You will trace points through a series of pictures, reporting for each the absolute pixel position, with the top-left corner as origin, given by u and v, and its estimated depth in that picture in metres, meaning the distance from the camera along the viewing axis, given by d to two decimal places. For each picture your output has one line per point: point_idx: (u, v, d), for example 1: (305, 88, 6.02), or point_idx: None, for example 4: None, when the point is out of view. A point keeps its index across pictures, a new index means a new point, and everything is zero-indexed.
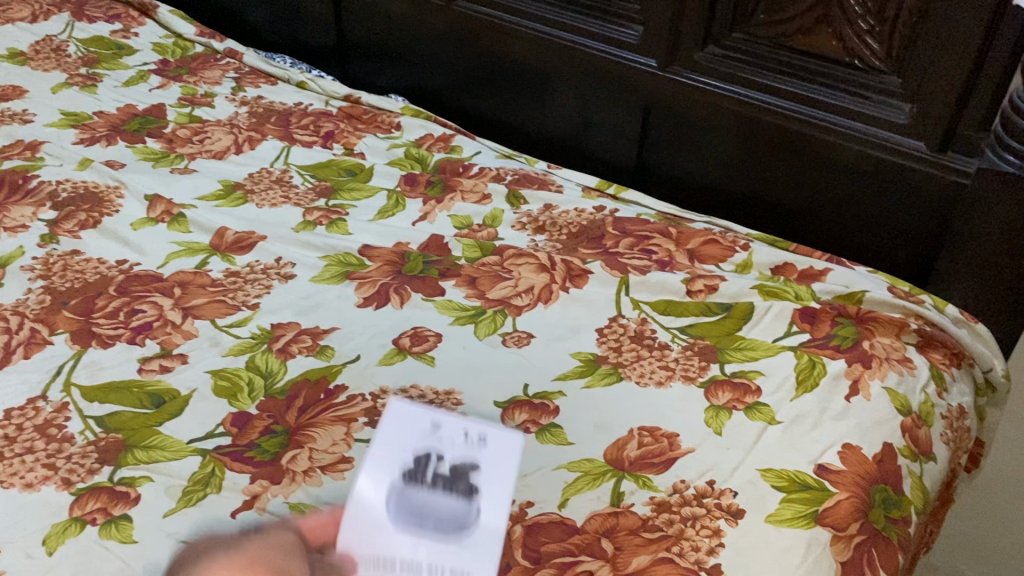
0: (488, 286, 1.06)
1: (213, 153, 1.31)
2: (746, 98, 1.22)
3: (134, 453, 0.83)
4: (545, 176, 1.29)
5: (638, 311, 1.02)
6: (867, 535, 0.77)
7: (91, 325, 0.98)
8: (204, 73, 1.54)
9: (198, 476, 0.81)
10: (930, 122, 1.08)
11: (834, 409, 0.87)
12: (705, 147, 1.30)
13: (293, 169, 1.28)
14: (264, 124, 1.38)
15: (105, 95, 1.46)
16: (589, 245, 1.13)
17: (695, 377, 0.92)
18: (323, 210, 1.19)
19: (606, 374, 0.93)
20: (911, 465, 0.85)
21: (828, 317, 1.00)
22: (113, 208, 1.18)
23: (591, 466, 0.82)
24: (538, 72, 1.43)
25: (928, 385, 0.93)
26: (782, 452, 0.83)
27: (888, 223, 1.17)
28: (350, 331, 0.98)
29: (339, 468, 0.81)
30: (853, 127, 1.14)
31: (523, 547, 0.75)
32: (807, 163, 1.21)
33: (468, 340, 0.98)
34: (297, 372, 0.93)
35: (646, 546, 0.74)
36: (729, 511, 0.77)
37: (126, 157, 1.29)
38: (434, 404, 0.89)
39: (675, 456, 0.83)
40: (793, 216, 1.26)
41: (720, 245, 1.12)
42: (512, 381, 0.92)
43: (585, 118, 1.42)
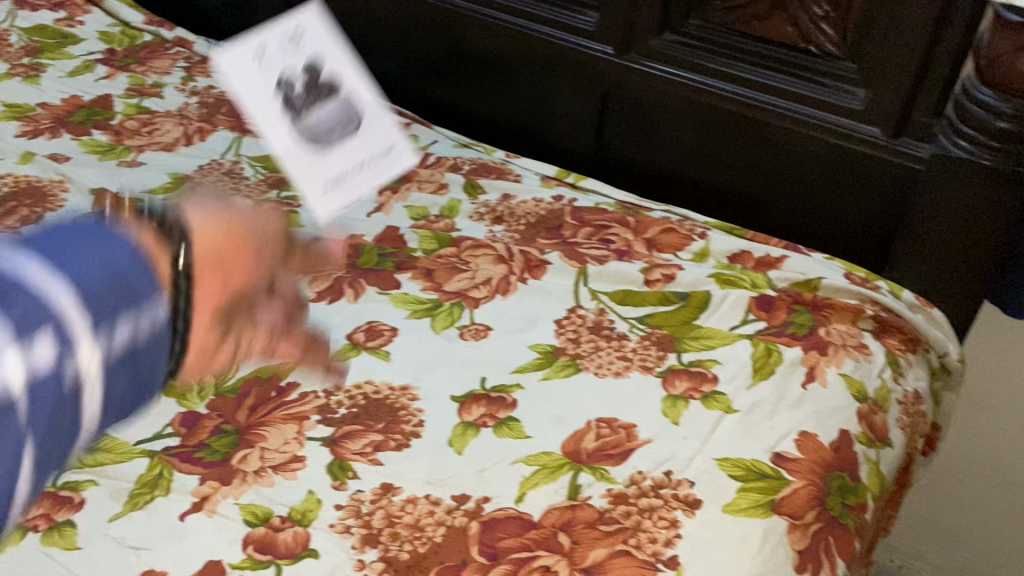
0: (444, 278, 1.04)
1: (162, 145, 1.28)
2: (703, 86, 1.21)
3: (78, 456, 0.81)
4: (503, 165, 1.27)
5: (596, 301, 1.01)
6: (824, 523, 0.77)
7: None
8: (153, 62, 1.50)
9: (145, 478, 0.79)
10: (885, 108, 1.08)
11: (791, 397, 0.87)
12: (662, 135, 1.30)
13: (244, 161, 1.25)
14: (215, 115, 1.35)
15: (49, 86, 1.42)
16: (547, 235, 1.12)
17: (653, 367, 0.92)
18: (275, 202, 1.16)
19: (564, 366, 0.92)
20: (867, 451, 0.85)
21: (784, 304, 0.99)
22: (58, 203, 1.14)
23: (549, 460, 0.81)
24: (496, 60, 1.41)
25: (884, 370, 0.94)
26: (740, 441, 0.82)
27: (844, 209, 1.17)
28: (303, 326, 0.97)
29: (291, 467, 0.80)
30: (809, 113, 1.14)
31: (480, 543, 0.74)
32: (764, 150, 1.20)
33: (423, 334, 0.96)
34: (248, 370, 0.91)
35: (602, 540, 0.74)
36: (686, 502, 0.77)
37: (71, 150, 1.26)
38: (389, 400, 0.88)
39: (632, 447, 0.82)
40: (749, 204, 1.26)
41: (678, 234, 1.12)
42: (469, 375, 0.91)
43: (542, 106, 1.40)
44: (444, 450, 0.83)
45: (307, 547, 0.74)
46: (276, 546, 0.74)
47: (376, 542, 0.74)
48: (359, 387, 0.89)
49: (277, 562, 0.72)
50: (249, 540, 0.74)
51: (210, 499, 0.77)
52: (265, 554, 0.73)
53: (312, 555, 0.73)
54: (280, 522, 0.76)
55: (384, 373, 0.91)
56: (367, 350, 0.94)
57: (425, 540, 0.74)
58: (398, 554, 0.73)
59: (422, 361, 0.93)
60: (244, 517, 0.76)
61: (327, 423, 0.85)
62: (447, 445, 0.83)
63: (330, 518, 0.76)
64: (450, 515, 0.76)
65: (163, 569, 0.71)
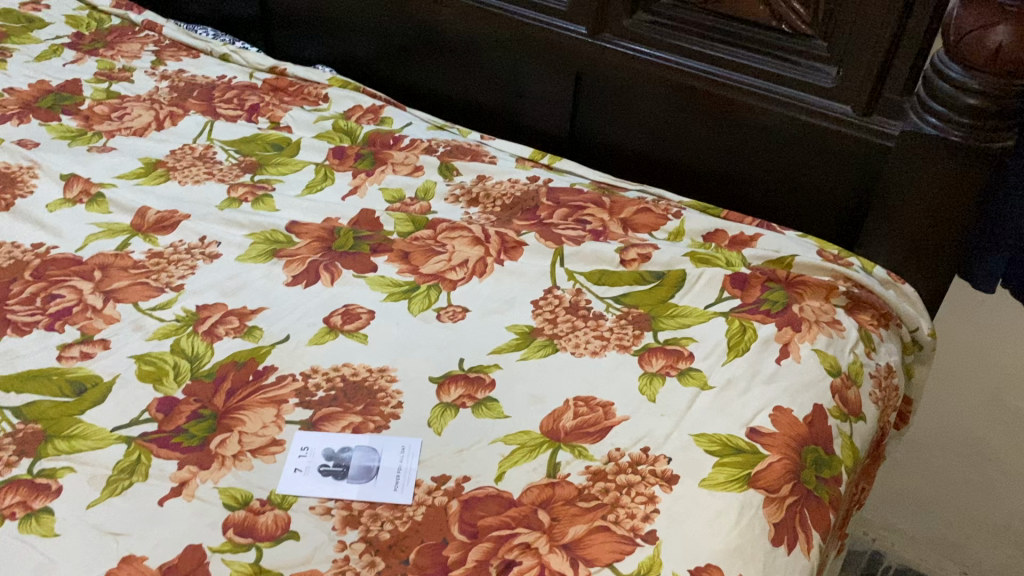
0: (421, 260, 1.04)
1: (132, 130, 1.27)
2: (676, 65, 1.22)
3: (54, 443, 0.80)
4: (478, 147, 1.27)
5: (573, 282, 1.02)
6: (799, 496, 0.78)
7: (6, 312, 0.94)
8: (121, 46, 1.49)
9: (123, 464, 0.78)
10: (856, 85, 1.09)
11: (765, 372, 0.88)
12: (636, 115, 1.30)
13: (217, 145, 1.24)
14: (185, 99, 1.34)
15: (16, 71, 1.39)
16: (523, 216, 1.12)
17: (629, 346, 0.93)
18: (249, 186, 1.16)
19: (541, 346, 0.93)
20: (841, 425, 0.87)
21: (758, 282, 1.00)
22: (27, 189, 1.13)
23: (528, 439, 0.82)
24: (470, 42, 1.41)
25: (857, 345, 0.95)
26: (715, 417, 0.83)
27: (817, 187, 1.18)
28: (278, 310, 0.96)
29: (270, 451, 0.80)
30: (782, 92, 1.15)
31: (460, 521, 0.74)
32: (737, 130, 1.21)
33: (400, 317, 0.96)
34: (224, 354, 0.90)
35: (581, 516, 0.74)
36: (663, 478, 0.78)
37: (39, 136, 1.24)
38: (368, 382, 0.88)
39: (610, 425, 0.83)
40: (724, 182, 1.27)
41: (653, 214, 1.12)
42: (447, 356, 0.91)
43: (516, 88, 1.40)
44: (423, 431, 0.83)
45: (287, 529, 0.74)
46: (256, 529, 0.73)
47: (357, 523, 0.74)
48: (337, 369, 0.89)
49: (257, 545, 0.72)
50: (228, 523, 0.74)
51: (189, 484, 0.77)
52: (245, 537, 0.73)
53: (293, 537, 0.73)
54: (260, 505, 0.76)
55: (362, 356, 0.91)
56: (345, 333, 0.94)
57: (406, 519, 0.75)
58: (378, 534, 0.73)
59: (400, 343, 0.93)
60: (223, 500, 0.76)
61: (305, 406, 0.85)
62: (426, 427, 0.83)
63: (310, 501, 0.76)
64: (430, 495, 0.77)
65: (143, 554, 0.71)
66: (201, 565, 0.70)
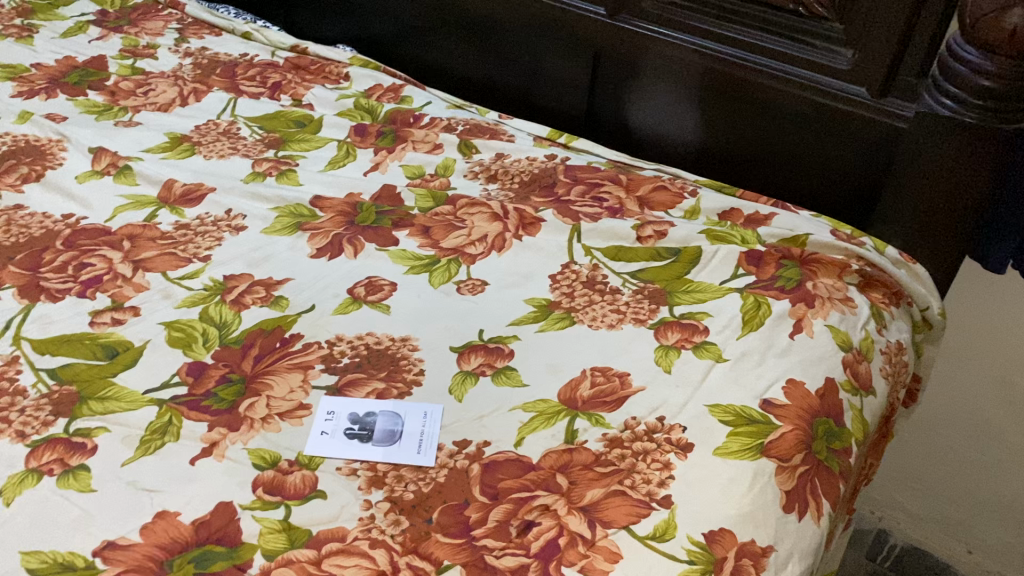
0: (441, 235, 1.06)
1: (157, 106, 1.29)
2: (693, 46, 1.24)
3: (88, 404, 0.83)
4: (496, 126, 1.29)
5: (590, 257, 1.04)
6: (810, 465, 0.80)
7: (39, 279, 0.97)
8: (145, 24, 1.51)
9: (155, 425, 0.81)
10: (871, 68, 1.11)
11: (779, 346, 0.90)
12: (653, 96, 1.32)
13: (240, 121, 1.27)
14: (209, 76, 1.36)
15: (43, 47, 1.42)
16: (541, 193, 1.14)
17: (646, 319, 0.95)
18: (273, 161, 1.18)
19: (559, 318, 0.95)
20: (852, 399, 0.89)
21: (772, 259, 1.02)
22: (57, 161, 1.16)
23: (546, 407, 0.84)
24: (490, 22, 1.43)
25: (868, 322, 0.97)
26: (730, 388, 0.86)
27: (831, 169, 1.20)
28: (303, 281, 0.99)
29: (297, 414, 0.83)
30: (798, 73, 1.17)
31: (481, 483, 0.77)
32: (753, 111, 1.23)
33: (422, 288, 0.99)
34: (251, 322, 0.93)
35: (599, 480, 0.77)
36: (678, 445, 0.80)
37: (67, 110, 1.27)
38: (390, 350, 0.90)
39: (626, 395, 0.85)
40: (737, 162, 1.29)
41: (669, 192, 1.14)
42: (467, 327, 0.94)
43: (534, 68, 1.42)
44: (445, 398, 0.85)
45: (315, 489, 0.76)
46: (285, 488, 0.76)
47: (382, 484, 0.77)
48: (361, 338, 0.92)
49: (286, 503, 0.75)
50: (257, 483, 0.76)
51: (219, 444, 0.79)
52: (274, 495, 0.75)
53: (320, 496, 0.75)
54: (288, 466, 0.78)
55: (385, 326, 0.93)
56: (368, 304, 0.96)
57: (429, 480, 0.77)
58: (403, 495, 0.76)
59: (421, 314, 0.95)
60: (252, 460, 0.78)
61: (331, 372, 0.87)
62: (447, 393, 0.86)
63: (336, 463, 0.79)
64: (452, 458, 0.79)
65: (176, 510, 0.74)
66: (232, 520, 0.73)
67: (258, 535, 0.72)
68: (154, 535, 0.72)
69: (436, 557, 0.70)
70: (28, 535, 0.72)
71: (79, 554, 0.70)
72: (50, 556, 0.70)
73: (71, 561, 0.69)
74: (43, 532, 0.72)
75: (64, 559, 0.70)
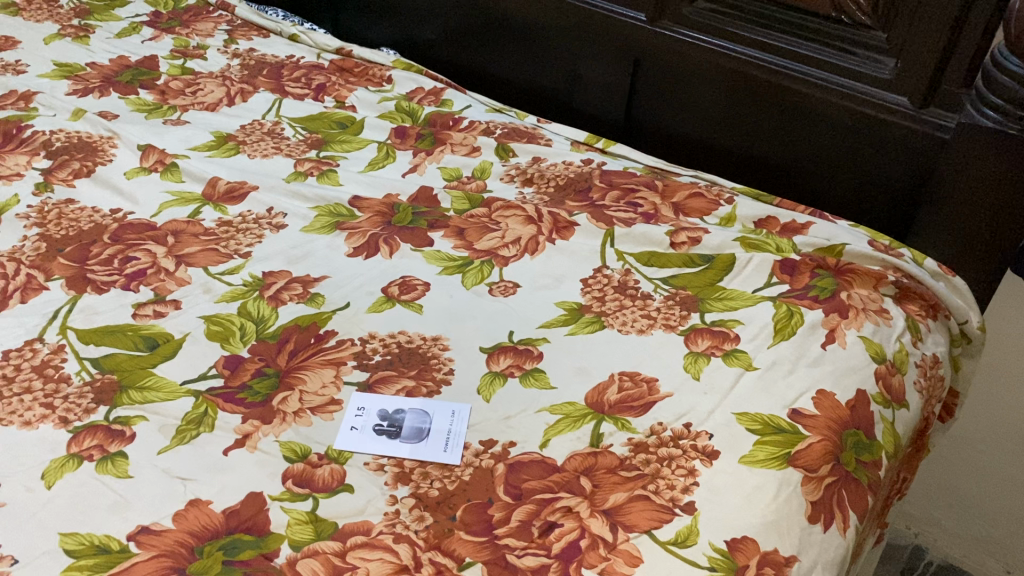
0: (475, 237, 1.08)
1: (205, 106, 1.32)
2: (734, 53, 1.24)
3: (128, 393, 0.85)
4: (535, 130, 1.30)
5: (622, 262, 1.04)
6: (837, 477, 0.80)
7: (86, 271, 1.00)
8: (196, 25, 1.56)
9: (191, 415, 0.83)
10: (913, 78, 1.09)
11: (810, 356, 0.90)
12: (692, 101, 1.32)
13: (285, 121, 1.30)
14: (256, 77, 1.40)
15: (98, 47, 1.47)
16: (576, 197, 1.15)
17: (676, 326, 0.95)
18: (314, 161, 1.21)
19: (589, 322, 0.96)
20: (883, 411, 0.88)
21: (807, 268, 1.02)
22: (107, 157, 1.19)
23: (572, 409, 0.85)
24: (532, 27, 1.44)
25: (903, 334, 0.96)
26: (758, 397, 0.85)
27: (871, 179, 1.19)
28: (339, 279, 1.01)
29: (328, 409, 0.85)
30: (838, 81, 1.16)
31: (505, 483, 0.78)
32: (792, 119, 1.22)
33: (454, 289, 1.00)
34: (288, 318, 0.95)
35: (622, 484, 0.77)
36: (704, 452, 0.80)
37: (118, 108, 1.31)
38: (421, 349, 0.92)
39: (653, 400, 0.85)
40: (775, 169, 1.28)
41: (705, 199, 1.14)
42: (497, 328, 0.95)
43: (574, 72, 1.43)
44: (473, 397, 0.86)
45: (342, 483, 0.78)
46: (313, 481, 0.78)
47: (408, 480, 0.78)
48: (393, 336, 0.93)
49: (314, 496, 0.76)
50: (287, 475, 0.78)
51: (252, 436, 0.81)
52: (303, 488, 0.77)
53: (347, 490, 0.77)
54: (318, 459, 0.80)
55: (417, 325, 0.95)
56: (401, 302, 0.98)
57: (454, 478, 0.78)
58: (428, 491, 0.77)
59: (453, 314, 0.96)
60: (283, 453, 0.80)
61: (362, 368, 0.89)
62: (476, 393, 0.87)
63: (364, 458, 0.80)
64: (477, 457, 0.80)
65: (208, 499, 0.76)
66: (262, 511, 0.75)
67: (286, 525, 0.74)
68: (186, 522, 0.74)
69: (458, 553, 0.71)
70: (67, 518, 0.74)
71: (114, 537, 0.72)
72: (86, 538, 0.72)
73: (106, 544, 0.72)
74: (81, 514, 0.74)
75: (100, 542, 0.72)
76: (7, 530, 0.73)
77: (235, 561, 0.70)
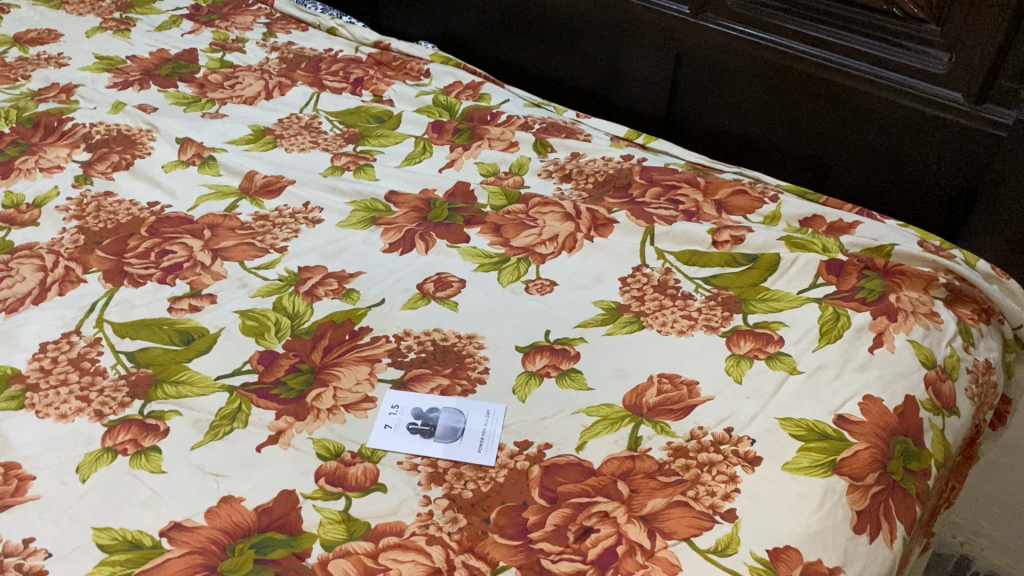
0: (512, 233, 1.06)
1: (243, 99, 1.32)
2: (781, 47, 1.21)
3: (163, 388, 0.85)
4: (574, 125, 1.28)
5: (662, 261, 1.02)
6: (884, 486, 0.77)
7: (123, 264, 1.01)
8: (235, 19, 1.56)
9: (225, 411, 0.83)
10: (969, 72, 1.05)
11: (857, 360, 0.87)
12: (736, 96, 1.29)
13: (322, 115, 1.29)
14: (294, 70, 1.39)
15: (138, 40, 1.47)
16: (615, 194, 1.13)
17: (718, 327, 0.92)
18: (351, 156, 1.20)
19: (627, 322, 0.94)
20: (933, 418, 0.84)
21: (854, 269, 0.99)
22: (146, 150, 1.20)
23: (610, 412, 0.83)
24: (572, 21, 1.43)
25: (954, 339, 0.92)
26: (803, 402, 0.82)
27: (921, 177, 1.15)
28: (375, 275, 1.00)
29: (362, 407, 0.84)
30: (890, 76, 1.12)
31: (540, 486, 0.76)
32: (839, 115, 1.19)
33: (491, 286, 0.98)
34: (323, 314, 0.94)
35: (661, 490, 0.75)
36: (746, 458, 0.77)
37: (157, 101, 1.31)
38: (456, 347, 0.91)
39: (693, 404, 0.83)
40: (821, 165, 1.25)
41: (749, 196, 1.11)
42: (533, 327, 0.93)
43: (615, 66, 1.41)
44: (508, 397, 0.85)
45: (375, 482, 0.77)
46: (346, 479, 0.77)
47: (441, 480, 0.77)
48: (428, 334, 0.92)
49: (346, 494, 0.75)
50: (320, 472, 0.77)
51: (285, 433, 0.81)
52: (335, 486, 0.76)
53: (380, 489, 0.76)
54: (351, 458, 0.79)
55: (452, 323, 0.93)
56: (436, 299, 0.96)
57: (488, 480, 0.77)
58: (462, 492, 0.76)
59: (489, 312, 0.95)
60: (316, 450, 0.79)
61: (397, 366, 0.88)
62: (511, 393, 0.85)
63: (397, 457, 0.79)
64: (512, 459, 0.79)
65: (240, 496, 0.75)
66: (294, 509, 0.74)
67: (318, 524, 0.73)
68: (218, 519, 0.73)
69: (492, 557, 0.70)
70: (101, 513, 0.74)
71: (147, 533, 0.72)
72: (119, 533, 0.72)
73: (138, 540, 0.71)
74: (114, 509, 0.74)
75: (132, 537, 0.72)
76: (41, 523, 0.73)
77: (267, 560, 0.70)
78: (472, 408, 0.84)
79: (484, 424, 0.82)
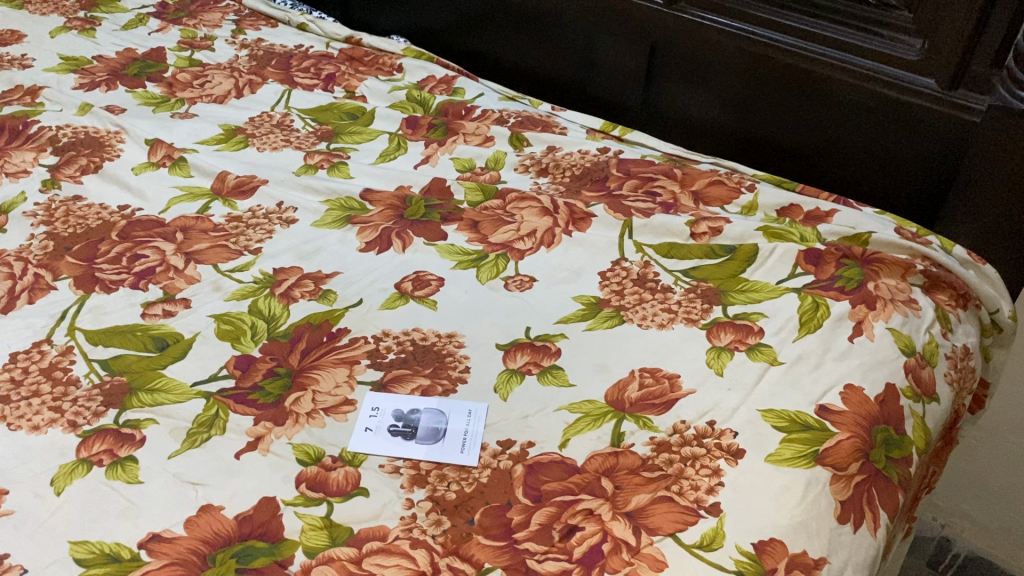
0: (490, 230, 1.05)
1: (213, 98, 1.30)
2: (754, 35, 1.20)
3: (138, 396, 0.83)
4: (549, 118, 1.27)
5: (641, 254, 1.01)
6: (867, 474, 0.77)
7: (95, 269, 0.99)
8: (203, 16, 1.54)
9: (202, 418, 0.81)
10: (942, 58, 1.06)
11: (837, 350, 0.87)
12: (710, 86, 1.29)
13: (294, 113, 1.27)
14: (264, 67, 1.38)
15: (104, 39, 1.45)
16: (592, 187, 1.12)
17: (698, 319, 0.92)
18: (324, 153, 1.19)
19: (608, 317, 0.93)
20: (913, 405, 0.85)
21: (833, 258, 0.98)
22: (115, 152, 1.17)
23: (592, 408, 0.82)
24: (544, 12, 1.42)
25: (933, 325, 0.92)
26: (784, 393, 0.82)
27: (897, 163, 1.16)
28: (351, 276, 0.99)
29: (342, 410, 0.83)
30: (862, 63, 1.12)
31: (524, 485, 0.75)
32: (814, 102, 1.19)
33: (469, 284, 0.98)
34: (300, 316, 0.93)
35: (645, 485, 0.75)
36: (729, 451, 0.77)
37: (125, 102, 1.29)
38: (436, 347, 0.90)
39: (675, 397, 0.83)
40: (796, 153, 1.25)
41: (726, 187, 1.11)
42: (514, 325, 0.92)
43: (589, 57, 1.41)
44: (489, 396, 0.84)
45: (357, 486, 0.76)
46: (327, 485, 0.76)
47: (424, 482, 0.76)
48: (407, 334, 0.91)
49: (328, 500, 0.74)
50: (301, 478, 0.76)
51: (264, 439, 0.80)
52: (316, 492, 0.75)
53: (362, 494, 0.75)
54: (332, 462, 0.78)
55: (432, 322, 0.93)
56: (415, 299, 0.95)
57: (471, 480, 0.76)
58: (445, 494, 0.75)
59: (468, 310, 0.94)
60: (296, 456, 0.78)
61: (376, 367, 0.87)
62: (492, 392, 0.85)
63: (379, 460, 0.78)
64: (495, 458, 0.78)
65: (219, 505, 0.74)
66: (275, 516, 0.73)
67: (300, 531, 0.72)
68: (197, 528, 0.72)
69: (477, 559, 0.69)
70: (77, 526, 0.72)
71: (125, 545, 0.71)
72: (97, 546, 0.71)
73: (116, 553, 0.70)
74: (91, 522, 0.72)
75: (110, 550, 0.70)
76: (15, 539, 0.71)
77: (249, 569, 0.69)
78: (454, 408, 0.83)
79: (467, 425, 0.81)
